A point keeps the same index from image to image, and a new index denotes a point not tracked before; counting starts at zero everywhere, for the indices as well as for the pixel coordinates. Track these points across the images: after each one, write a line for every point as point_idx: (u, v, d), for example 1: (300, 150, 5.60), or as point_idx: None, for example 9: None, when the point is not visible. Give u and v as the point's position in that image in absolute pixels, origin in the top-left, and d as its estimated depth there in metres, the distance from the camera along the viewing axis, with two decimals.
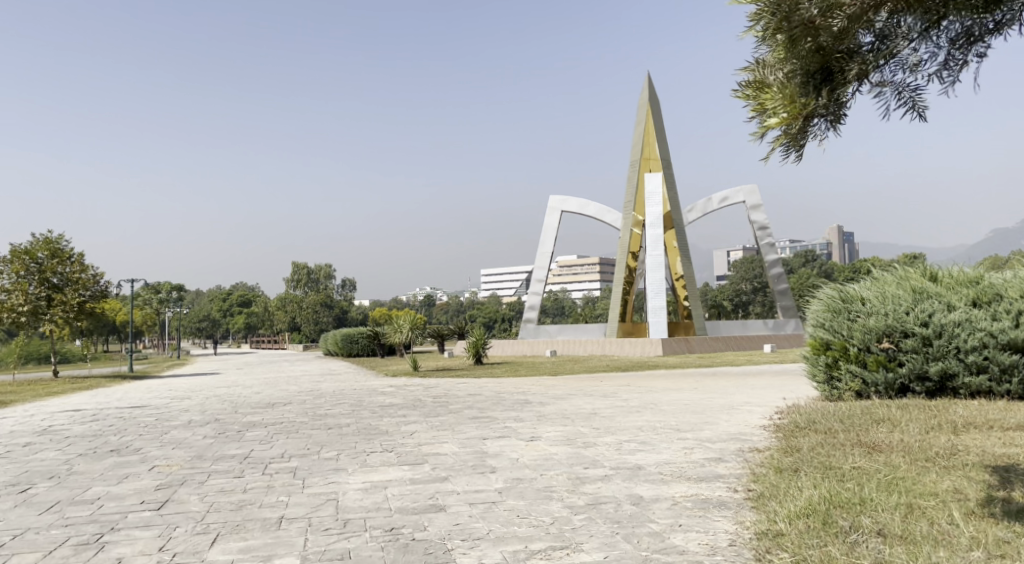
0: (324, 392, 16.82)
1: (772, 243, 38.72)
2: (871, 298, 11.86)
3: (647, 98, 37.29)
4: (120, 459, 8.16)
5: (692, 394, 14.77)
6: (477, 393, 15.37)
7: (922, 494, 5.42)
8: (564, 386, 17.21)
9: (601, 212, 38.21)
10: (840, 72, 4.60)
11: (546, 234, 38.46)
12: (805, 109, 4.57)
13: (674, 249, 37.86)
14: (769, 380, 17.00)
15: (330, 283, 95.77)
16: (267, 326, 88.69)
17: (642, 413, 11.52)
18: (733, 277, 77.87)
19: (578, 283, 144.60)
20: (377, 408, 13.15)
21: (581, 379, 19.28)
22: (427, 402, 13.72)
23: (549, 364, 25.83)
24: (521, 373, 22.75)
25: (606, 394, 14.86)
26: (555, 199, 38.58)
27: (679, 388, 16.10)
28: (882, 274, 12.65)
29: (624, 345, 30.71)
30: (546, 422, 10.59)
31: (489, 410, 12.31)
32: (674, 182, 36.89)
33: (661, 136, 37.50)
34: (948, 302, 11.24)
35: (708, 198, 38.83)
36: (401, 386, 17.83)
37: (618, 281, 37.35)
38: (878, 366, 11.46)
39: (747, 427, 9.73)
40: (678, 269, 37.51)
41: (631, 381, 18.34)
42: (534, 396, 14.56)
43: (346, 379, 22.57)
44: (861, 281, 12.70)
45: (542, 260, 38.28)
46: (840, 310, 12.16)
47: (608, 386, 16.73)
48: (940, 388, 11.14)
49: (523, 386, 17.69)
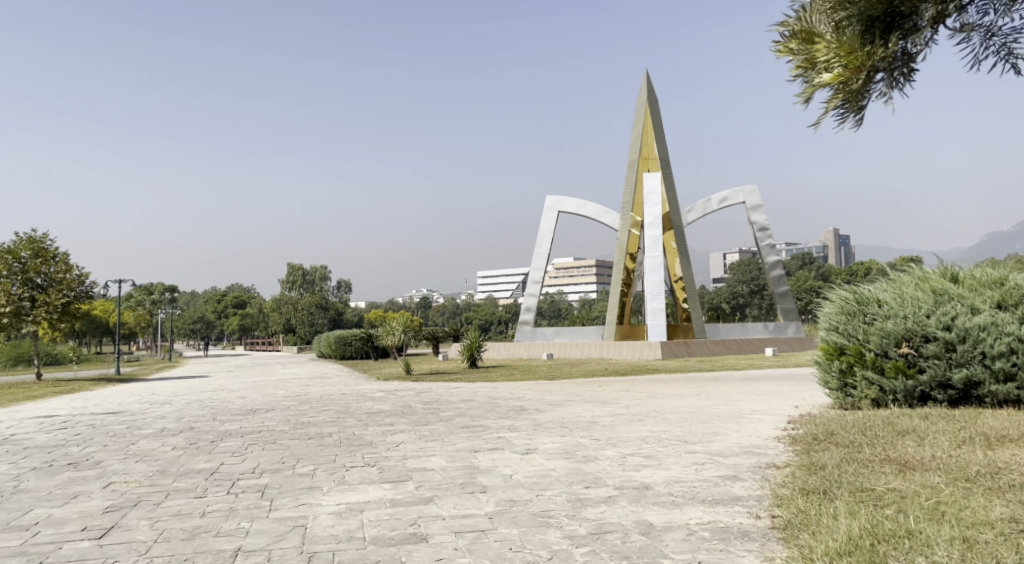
0: (311, 397, 16.09)
1: (773, 245, 38.10)
2: (888, 300, 11.22)
3: (645, 96, 36.63)
4: (74, 474, 7.41)
5: (697, 400, 14.06)
6: (471, 399, 14.65)
7: (974, 524, 4.73)
8: (563, 391, 16.51)
9: (599, 212, 37.53)
10: (899, 24, 6.33)
11: (543, 234, 37.75)
12: (861, 58, 6.29)
13: (673, 251, 37.20)
14: (775, 386, 16.31)
15: (326, 284, 95.01)
16: (261, 328, 87.92)
17: (645, 422, 10.81)
18: (729, 279, 77.31)
19: (575, 285, 144.12)
20: (364, 415, 12.42)
21: (579, 384, 18.57)
22: (417, 408, 12.99)
23: (546, 367, 25.14)
24: (516, 377, 22.05)
25: (606, 400, 14.13)
26: (552, 199, 37.88)
27: (683, 395, 15.39)
28: (898, 274, 12.00)
29: (622, 348, 30.02)
30: (543, 432, 9.88)
31: (483, 418, 11.59)
32: (673, 182, 36.22)
33: (660, 135, 36.82)
34: (972, 306, 10.57)
35: (708, 199, 38.17)
36: (392, 391, 17.11)
37: (616, 283, 36.66)
38: (897, 373, 10.78)
39: (760, 439, 9.03)
40: (676, 271, 36.86)
41: (631, 386, 17.64)
42: (531, 403, 13.83)
43: (337, 383, 21.84)
44: (876, 283, 12.05)
45: (539, 261, 37.57)
46: (854, 313, 11.51)
47: (608, 392, 16.03)
48: (963, 396, 10.46)
49: (519, 391, 16.99)
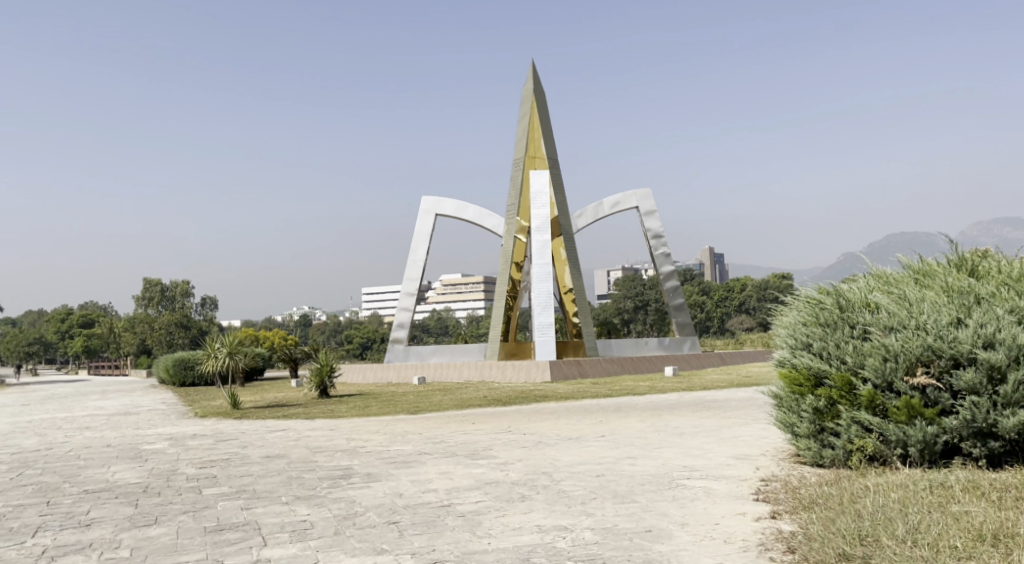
0: (49, 456, 11.00)
1: (668, 254, 34.93)
2: (888, 304, 7.58)
3: (531, 88, 33.05)
4: None
5: (607, 450, 9.97)
6: (278, 456, 10.00)
7: None
8: (423, 434, 12.11)
9: (480, 216, 33.58)
10: None
11: (418, 240, 33.32)
12: None
13: (563, 260, 33.58)
14: (697, 426, 12.47)
15: (188, 301, 87.12)
16: (111, 349, 79.17)
17: (531, 505, 6.58)
18: (614, 295, 74.82)
19: (462, 302, 140.60)
20: (81, 493, 7.62)
21: (446, 422, 14.23)
22: (177, 479, 8.27)
23: (412, 395, 20.73)
24: (371, 410, 17.50)
25: (477, 454, 9.83)
26: (427, 200, 33.60)
27: (584, 438, 11.27)
28: (891, 267, 8.41)
29: (506, 369, 25.96)
30: (347, 541, 5.47)
31: (270, 500, 7.06)
32: (562, 184, 32.69)
33: (548, 131, 33.31)
34: (1019, 311, 6.99)
35: (599, 203, 34.88)
36: (182, 440, 12.26)
37: (500, 295, 32.64)
38: (909, 416, 7.08)
39: (737, 559, 4.95)
40: (566, 281, 33.26)
41: (513, 425, 13.44)
42: (366, 461, 9.34)
43: (132, 424, 16.64)
44: (857, 278, 8.44)
45: (413, 271, 33.04)
46: (836, 323, 7.84)
47: (482, 436, 11.76)
48: (1011, 449, 6.82)
49: (361, 434, 12.48)
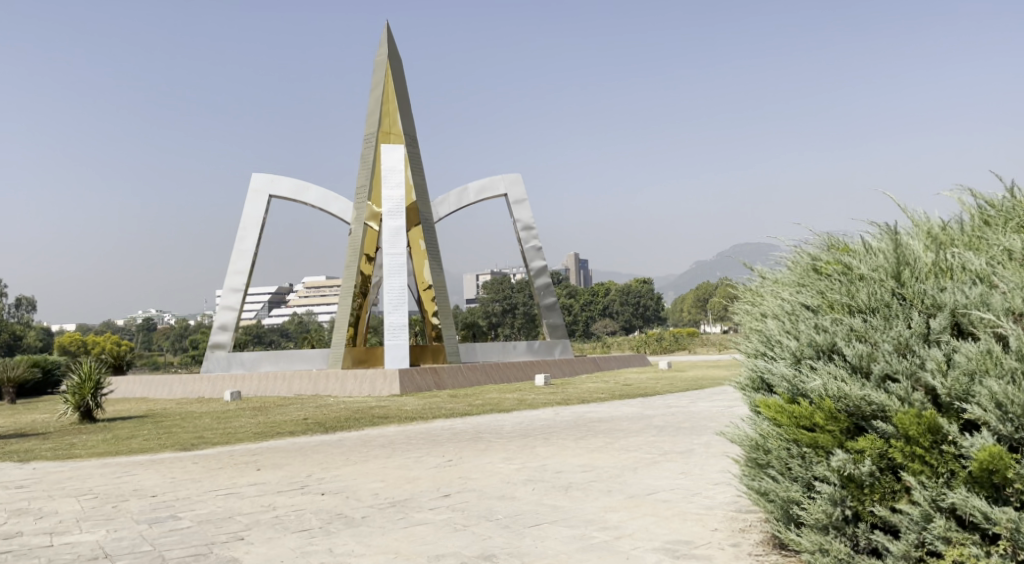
0: None
1: (540, 248, 31.12)
2: (1006, 269, 3.71)
3: (386, 53, 28.47)
4: None
5: (447, 537, 5.67)
6: None
7: None
8: (151, 503, 7.36)
9: (324, 198, 28.77)
10: None
11: (246, 226, 27.99)
12: None
13: (421, 251, 29.16)
14: (590, 469, 8.44)
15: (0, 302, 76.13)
16: None
17: None
18: (481, 299, 70.97)
19: (325, 306, 133.27)
20: None
21: (216, 469, 9.47)
22: None
23: (212, 419, 15.74)
24: (132, 445, 12.40)
25: (203, 557, 5.26)
26: (259, 177, 28.36)
27: (413, 505, 6.90)
28: (963, 209, 4.60)
29: (346, 380, 21.28)
30: None
31: None
32: (420, 163, 28.29)
33: (405, 103, 28.83)
34: None
35: (463, 189, 30.82)
36: None
37: (347, 292, 27.85)
38: None
39: None
40: (426, 277, 28.87)
41: (314, 473, 8.94)
42: None
43: None
44: (905, 229, 4.54)
45: (240, 262, 27.66)
46: (896, 311, 3.89)
47: (248, 503, 7.18)
48: None
49: (50, 500, 7.65)
